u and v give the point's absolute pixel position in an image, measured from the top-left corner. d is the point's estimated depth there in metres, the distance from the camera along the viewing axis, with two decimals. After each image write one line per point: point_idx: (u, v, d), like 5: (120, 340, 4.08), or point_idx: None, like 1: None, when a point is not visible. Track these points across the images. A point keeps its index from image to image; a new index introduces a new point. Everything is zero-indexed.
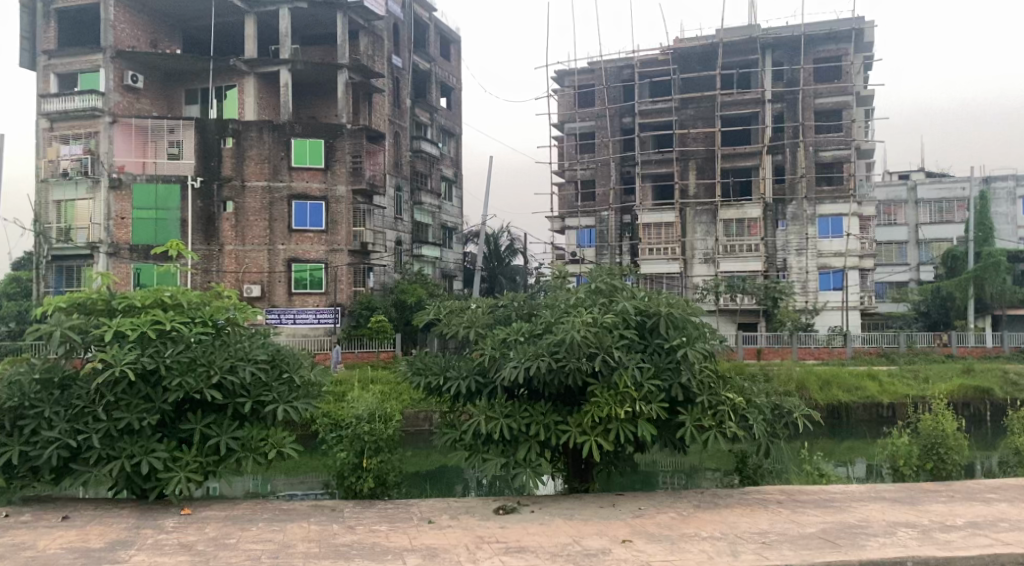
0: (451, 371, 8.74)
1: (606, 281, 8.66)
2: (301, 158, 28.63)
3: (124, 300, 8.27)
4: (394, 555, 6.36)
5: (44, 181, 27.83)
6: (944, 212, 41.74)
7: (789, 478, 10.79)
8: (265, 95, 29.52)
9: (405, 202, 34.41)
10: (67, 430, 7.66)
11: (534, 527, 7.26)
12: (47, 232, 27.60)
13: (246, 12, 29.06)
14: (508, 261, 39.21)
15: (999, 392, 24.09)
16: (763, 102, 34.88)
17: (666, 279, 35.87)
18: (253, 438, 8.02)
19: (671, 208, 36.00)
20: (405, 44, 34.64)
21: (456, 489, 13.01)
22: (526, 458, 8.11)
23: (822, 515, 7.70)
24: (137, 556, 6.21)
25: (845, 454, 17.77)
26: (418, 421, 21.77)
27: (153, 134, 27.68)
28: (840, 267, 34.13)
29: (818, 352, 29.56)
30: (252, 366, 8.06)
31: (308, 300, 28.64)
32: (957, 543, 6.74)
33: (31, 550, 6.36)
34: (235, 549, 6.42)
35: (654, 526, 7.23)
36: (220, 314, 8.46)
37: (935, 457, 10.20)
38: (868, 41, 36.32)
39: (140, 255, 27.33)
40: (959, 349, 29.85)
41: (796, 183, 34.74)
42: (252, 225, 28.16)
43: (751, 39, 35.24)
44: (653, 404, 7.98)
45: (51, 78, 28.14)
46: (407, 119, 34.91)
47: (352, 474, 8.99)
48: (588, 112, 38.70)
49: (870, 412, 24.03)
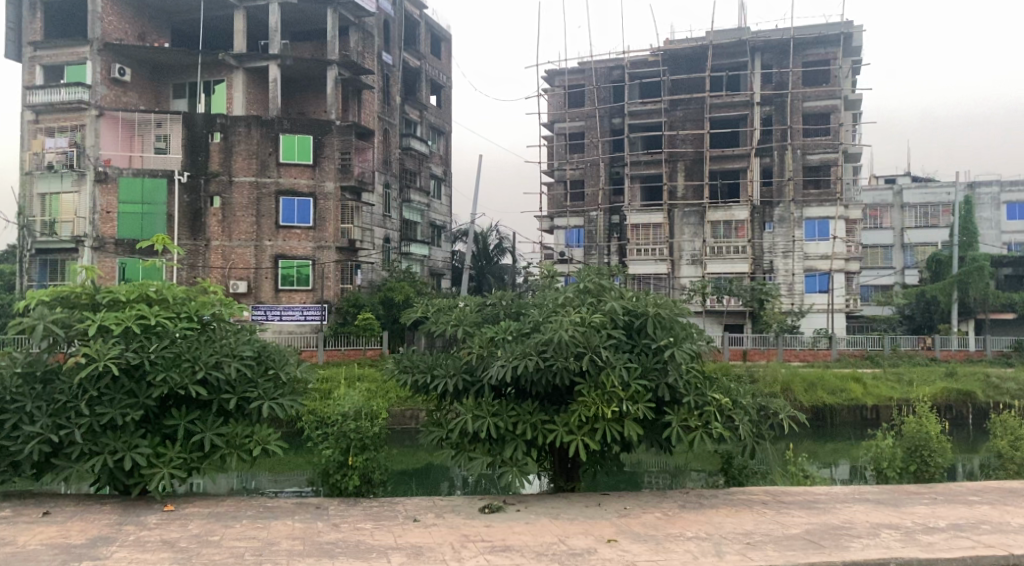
0: (439, 369, 8.67)
1: (594, 281, 8.61)
2: (290, 154, 28.44)
3: (107, 294, 8.13)
4: (379, 553, 6.33)
5: (28, 174, 27.46)
6: (930, 216, 42.11)
7: (773, 479, 10.86)
8: (254, 91, 29.43)
9: (393, 200, 34.31)
10: (49, 425, 7.56)
11: (520, 526, 7.24)
12: (31, 226, 27.26)
13: (236, 6, 28.95)
14: (496, 259, 39.19)
15: (982, 396, 24.33)
16: (752, 105, 35.12)
17: (654, 279, 36.08)
18: (237, 435, 7.93)
19: (659, 209, 36.16)
20: (395, 42, 34.54)
21: (441, 488, 12.91)
22: (513, 457, 8.08)
23: (805, 516, 7.74)
24: (118, 553, 6.14)
25: (830, 456, 18.01)
26: (404, 419, 21.77)
27: (140, 128, 27.55)
28: (826, 270, 34.31)
29: (804, 354, 29.69)
30: (237, 362, 7.98)
31: (295, 296, 28.55)
32: (939, 545, 6.79)
33: (10, 546, 6.28)
34: (219, 546, 6.38)
35: (639, 526, 7.24)
36: (205, 309, 8.35)
37: (918, 460, 10.29)
38: (857, 46, 36.42)
39: (125, 249, 27.11)
40: (943, 353, 30.07)
41: (784, 185, 34.92)
42: (239, 221, 28.00)
43: (740, 42, 35.40)
44: (640, 404, 7.97)
45: (37, 70, 27.82)
46: (397, 116, 34.82)
47: (337, 472, 8.92)
48: (578, 112, 38.66)
49: (854, 414, 24.23)
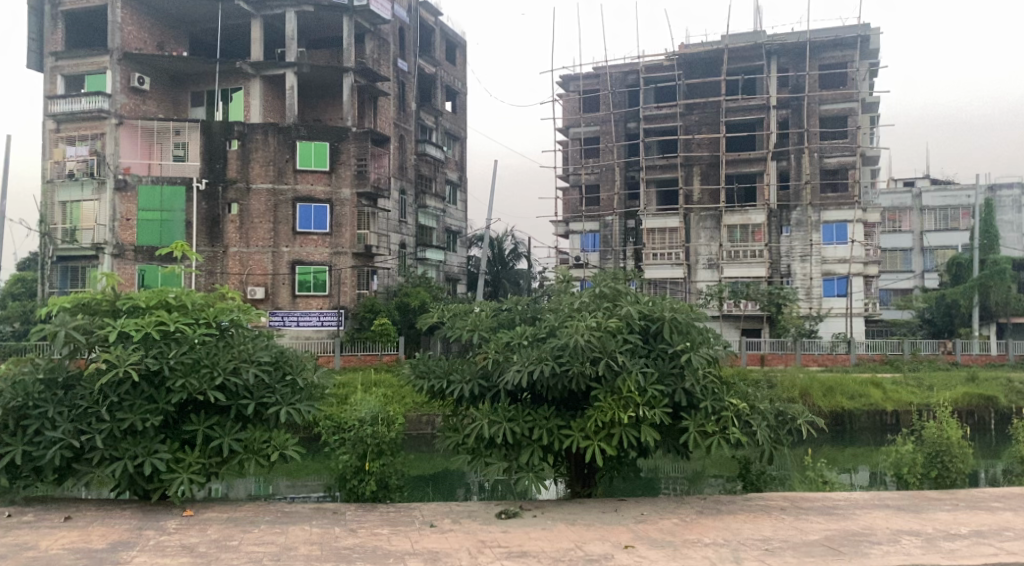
0: (454, 374, 8.69)
1: (610, 285, 8.56)
2: (306, 161, 28.64)
3: (128, 301, 8.24)
4: (395, 558, 6.36)
5: (49, 183, 27.92)
6: (949, 219, 41.66)
7: (792, 485, 10.77)
8: (271, 98, 29.66)
9: (409, 206, 34.48)
10: (71, 430, 7.65)
11: (538, 532, 7.22)
12: (52, 233, 27.68)
13: (253, 15, 29.17)
14: (512, 264, 39.17)
15: (1004, 400, 24.01)
16: (768, 108, 34.95)
17: (670, 284, 36.01)
18: (255, 440, 8.00)
19: (675, 213, 36.06)
20: (411, 48, 34.74)
21: (458, 494, 12.88)
22: (529, 463, 8.09)
23: (825, 522, 7.67)
24: (139, 557, 6.20)
25: (848, 462, 17.80)
26: (421, 424, 21.83)
27: (159, 136, 27.84)
28: (844, 274, 34.06)
29: (822, 359, 29.47)
30: (255, 368, 8.06)
31: (312, 302, 28.66)
32: (961, 552, 6.69)
33: (34, 550, 6.35)
34: (237, 551, 6.43)
35: (657, 532, 7.20)
36: (223, 315, 8.40)
37: (939, 465, 10.12)
38: (874, 48, 36.16)
39: (144, 256, 27.41)
40: (964, 357, 29.79)
41: (801, 190, 34.64)
42: (256, 228, 28.23)
43: (756, 46, 35.34)
44: (656, 409, 7.92)
45: (58, 80, 28.26)
46: (413, 122, 34.99)
47: (354, 477, 8.98)
48: (593, 116, 38.72)
49: (874, 419, 23.96)
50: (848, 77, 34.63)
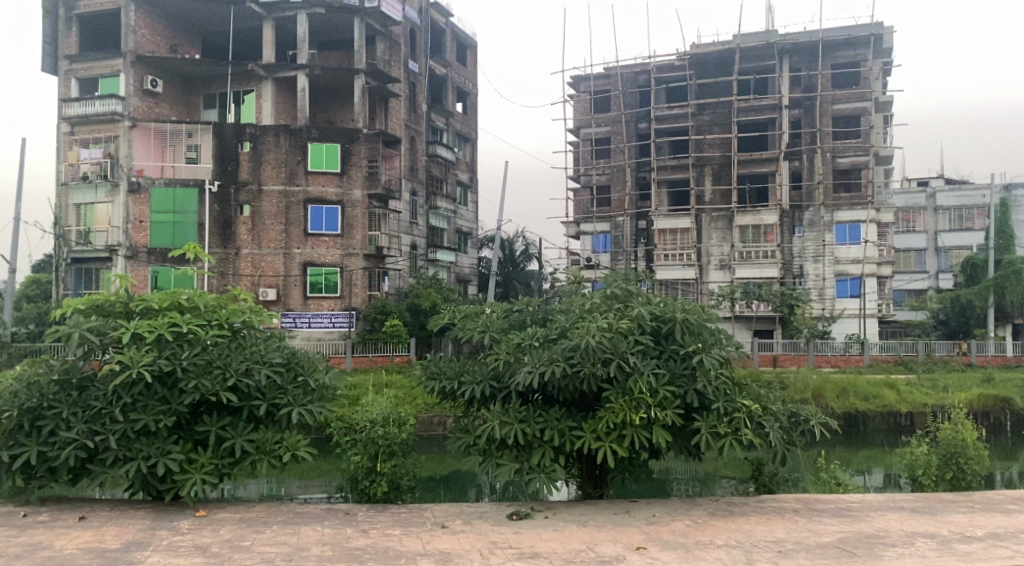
0: (465, 375, 8.69)
1: (622, 286, 8.53)
2: (318, 162, 28.72)
3: (141, 302, 8.28)
4: (406, 559, 6.35)
5: (64, 185, 28.18)
6: (964, 219, 41.30)
7: (805, 486, 10.71)
8: (283, 100, 29.79)
9: (420, 207, 34.54)
10: (85, 431, 7.70)
11: (549, 533, 7.21)
12: (66, 235, 27.95)
13: (264, 17, 29.30)
14: (523, 265, 39.16)
15: (1020, 402, 23.74)
16: (780, 108, 34.81)
17: (681, 285, 35.90)
18: (266, 441, 8.03)
19: (686, 214, 35.95)
20: (422, 50, 34.81)
21: (468, 495, 12.88)
22: (541, 464, 8.07)
23: (839, 524, 7.61)
24: (152, 557, 6.23)
25: (862, 463, 17.68)
26: (432, 425, 21.83)
27: (171, 138, 27.94)
28: (858, 274, 33.82)
29: (835, 360, 29.26)
30: (267, 369, 8.09)
31: (324, 304, 28.76)
32: (977, 555, 6.62)
33: (48, 550, 6.40)
34: (250, 551, 6.45)
35: (669, 534, 7.17)
36: (236, 316, 8.42)
37: (954, 467, 10.04)
38: (887, 47, 35.92)
39: (157, 258, 27.59)
40: (979, 358, 29.51)
41: (813, 190, 34.45)
42: (268, 229, 28.36)
43: (768, 46, 35.19)
44: (668, 410, 7.89)
45: (73, 83, 28.49)
46: (423, 124, 35.05)
47: (366, 478, 9.00)
48: (604, 117, 38.66)
49: (887, 421, 23.79)
50: (861, 76, 34.41)
